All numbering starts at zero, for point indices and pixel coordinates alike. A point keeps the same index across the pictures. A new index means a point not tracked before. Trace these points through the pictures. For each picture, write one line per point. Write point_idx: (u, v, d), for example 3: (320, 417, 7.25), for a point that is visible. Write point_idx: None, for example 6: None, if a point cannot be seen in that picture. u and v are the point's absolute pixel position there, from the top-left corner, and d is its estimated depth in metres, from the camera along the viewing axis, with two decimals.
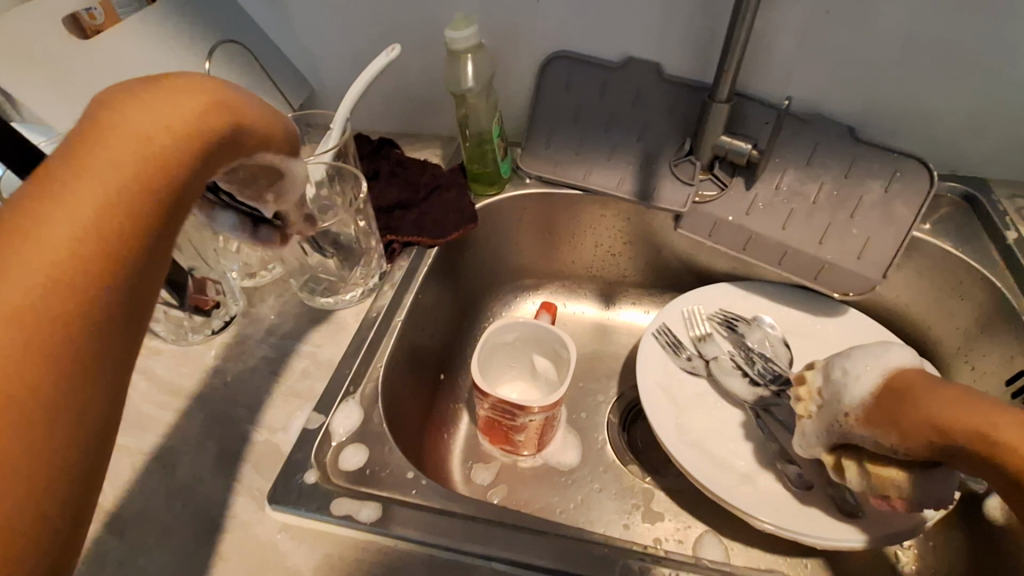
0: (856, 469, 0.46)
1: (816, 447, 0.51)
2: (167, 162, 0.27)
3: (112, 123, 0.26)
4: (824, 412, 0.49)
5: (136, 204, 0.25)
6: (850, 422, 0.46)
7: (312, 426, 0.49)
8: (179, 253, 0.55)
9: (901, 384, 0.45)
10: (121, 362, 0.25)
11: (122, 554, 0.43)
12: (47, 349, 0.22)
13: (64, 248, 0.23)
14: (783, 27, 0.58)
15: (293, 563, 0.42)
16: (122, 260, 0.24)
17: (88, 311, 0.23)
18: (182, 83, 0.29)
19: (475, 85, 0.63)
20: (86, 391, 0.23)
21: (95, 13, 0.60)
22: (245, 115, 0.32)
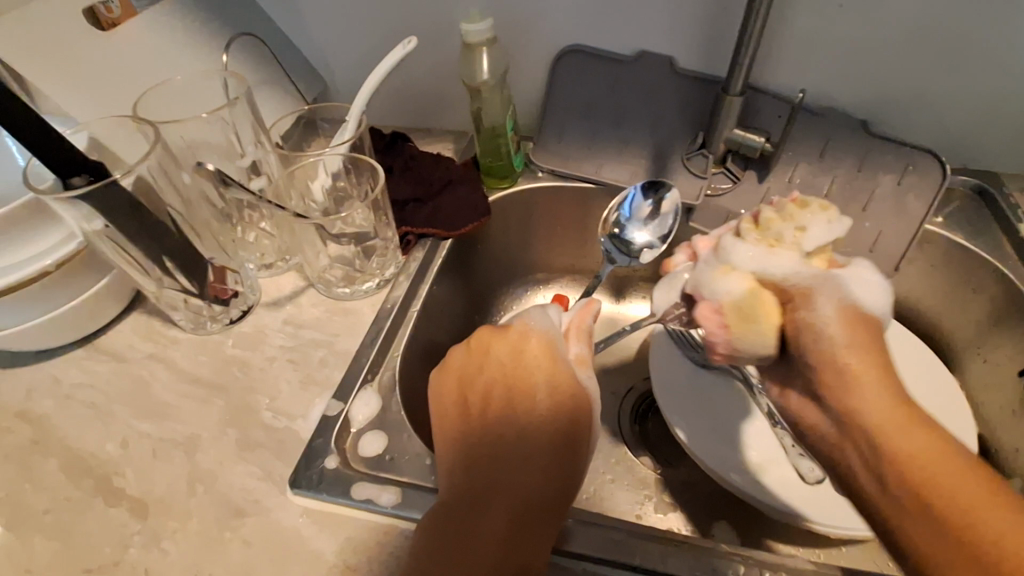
0: (748, 281, 0.44)
1: (724, 258, 0.46)
2: (515, 390, 0.45)
3: (518, 395, 0.45)
4: (784, 260, 0.44)
5: (478, 400, 0.46)
6: (808, 291, 0.42)
7: (331, 413, 0.50)
8: (199, 243, 0.57)
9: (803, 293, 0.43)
10: (546, 481, 0.42)
11: (146, 537, 0.44)
12: (475, 457, 0.43)
13: (482, 420, 0.45)
14: (796, 22, 0.59)
15: (316, 547, 0.43)
16: (504, 419, 0.44)
17: (542, 427, 0.44)
18: (515, 346, 0.47)
19: (489, 78, 0.64)
20: (543, 485, 0.42)
21: (111, 7, 0.59)
22: (530, 372, 0.45)
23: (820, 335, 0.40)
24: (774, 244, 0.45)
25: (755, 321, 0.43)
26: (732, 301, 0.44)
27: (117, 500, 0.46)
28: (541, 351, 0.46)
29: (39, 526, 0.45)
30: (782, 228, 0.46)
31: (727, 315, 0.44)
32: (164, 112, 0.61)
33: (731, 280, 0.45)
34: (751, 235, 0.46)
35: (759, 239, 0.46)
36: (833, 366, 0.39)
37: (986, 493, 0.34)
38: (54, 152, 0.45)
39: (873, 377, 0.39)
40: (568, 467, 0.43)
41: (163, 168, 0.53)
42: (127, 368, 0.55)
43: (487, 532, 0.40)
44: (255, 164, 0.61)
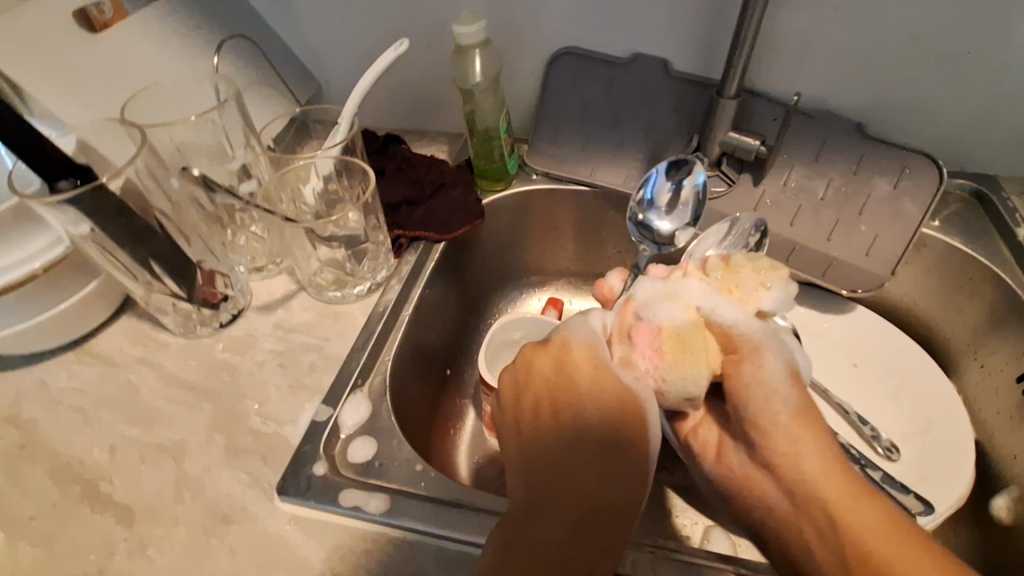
0: (687, 309, 0.42)
1: (675, 292, 0.43)
2: (561, 400, 0.41)
3: (562, 405, 0.41)
4: (737, 310, 0.41)
5: (527, 410, 0.42)
6: (755, 348, 0.39)
7: (321, 419, 0.49)
8: (188, 246, 0.56)
9: (741, 343, 0.40)
10: (606, 493, 0.39)
11: (131, 544, 0.44)
12: (526, 473, 0.41)
13: (531, 431, 0.42)
14: (791, 25, 0.58)
15: (303, 555, 0.42)
16: (555, 431, 0.41)
17: (595, 436, 0.40)
18: (557, 353, 0.43)
19: (481, 82, 0.63)
20: (602, 499, 0.39)
21: (103, 8, 0.58)
22: (575, 379, 0.41)
23: (773, 397, 0.38)
24: (729, 290, 0.44)
25: (691, 352, 0.39)
26: (682, 334, 0.40)
27: (103, 506, 0.46)
28: (585, 360, 0.41)
29: (24, 533, 0.45)
30: (736, 282, 0.44)
31: (665, 341, 0.40)
32: (154, 114, 0.60)
33: (674, 306, 0.41)
34: (716, 272, 0.45)
35: (721, 278, 0.45)
36: (762, 427, 0.38)
37: (920, 554, 0.33)
38: (42, 157, 0.45)
39: (810, 447, 0.38)
40: (631, 471, 0.39)
41: (151, 172, 0.52)
42: (115, 373, 0.55)
43: (550, 553, 0.38)
44: (245, 167, 0.60)
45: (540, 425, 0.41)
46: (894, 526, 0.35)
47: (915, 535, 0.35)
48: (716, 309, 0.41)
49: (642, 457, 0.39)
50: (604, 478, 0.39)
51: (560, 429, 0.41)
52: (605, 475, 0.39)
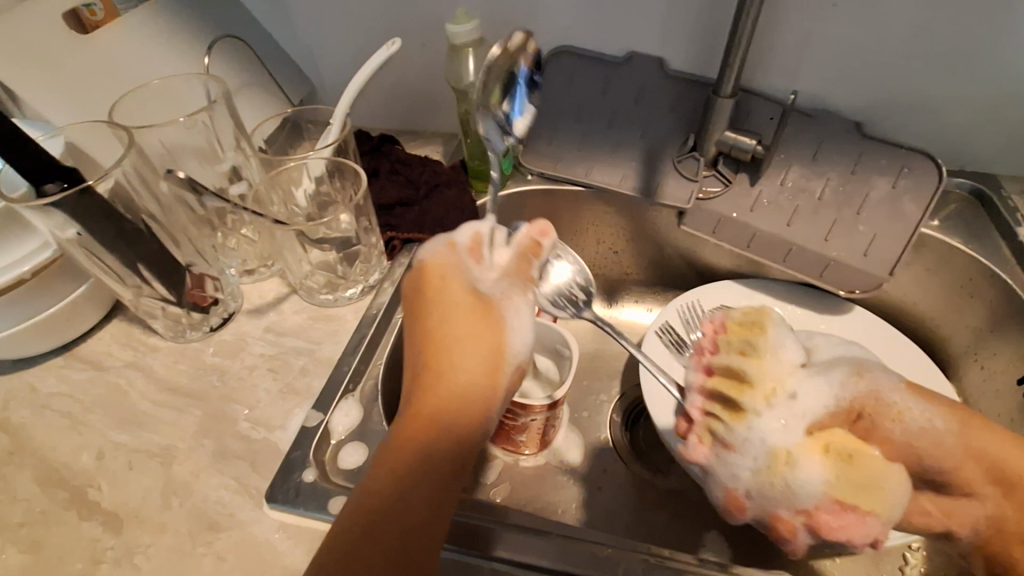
0: (823, 465, 0.44)
1: (773, 441, 0.46)
2: (450, 363, 0.44)
3: (444, 363, 0.44)
4: (814, 394, 0.48)
5: (418, 379, 0.44)
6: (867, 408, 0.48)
7: (311, 424, 0.49)
8: (177, 249, 0.56)
9: (859, 408, 0.48)
10: (459, 462, 0.41)
11: (118, 552, 0.43)
12: (406, 439, 0.40)
13: (421, 396, 0.43)
14: (788, 23, 0.58)
15: (291, 562, 0.42)
16: (433, 396, 0.42)
17: (472, 399, 0.43)
18: (457, 308, 0.47)
19: (476, 80, 0.63)
20: (455, 465, 0.40)
21: (94, 9, 0.58)
22: (460, 337, 0.46)
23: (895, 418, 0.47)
24: (774, 391, 0.48)
25: (853, 452, 0.45)
26: (834, 444, 0.45)
27: (89, 513, 0.45)
28: (462, 288, 0.49)
29: (12, 540, 0.44)
30: (773, 367, 0.50)
31: (845, 496, 0.43)
32: (144, 115, 0.60)
33: (789, 427, 0.47)
34: (759, 404, 0.48)
35: (765, 403, 0.48)
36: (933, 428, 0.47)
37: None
38: (27, 159, 0.44)
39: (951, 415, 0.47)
40: (489, 402, 0.44)
41: (140, 175, 0.52)
42: (104, 377, 0.54)
43: (412, 512, 0.37)
44: (234, 168, 0.60)
45: (423, 384, 0.44)
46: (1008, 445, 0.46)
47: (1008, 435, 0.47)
48: (806, 410, 0.47)
49: (502, 388, 0.45)
50: (469, 402, 0.43)
51: (438, 390, 0.43)
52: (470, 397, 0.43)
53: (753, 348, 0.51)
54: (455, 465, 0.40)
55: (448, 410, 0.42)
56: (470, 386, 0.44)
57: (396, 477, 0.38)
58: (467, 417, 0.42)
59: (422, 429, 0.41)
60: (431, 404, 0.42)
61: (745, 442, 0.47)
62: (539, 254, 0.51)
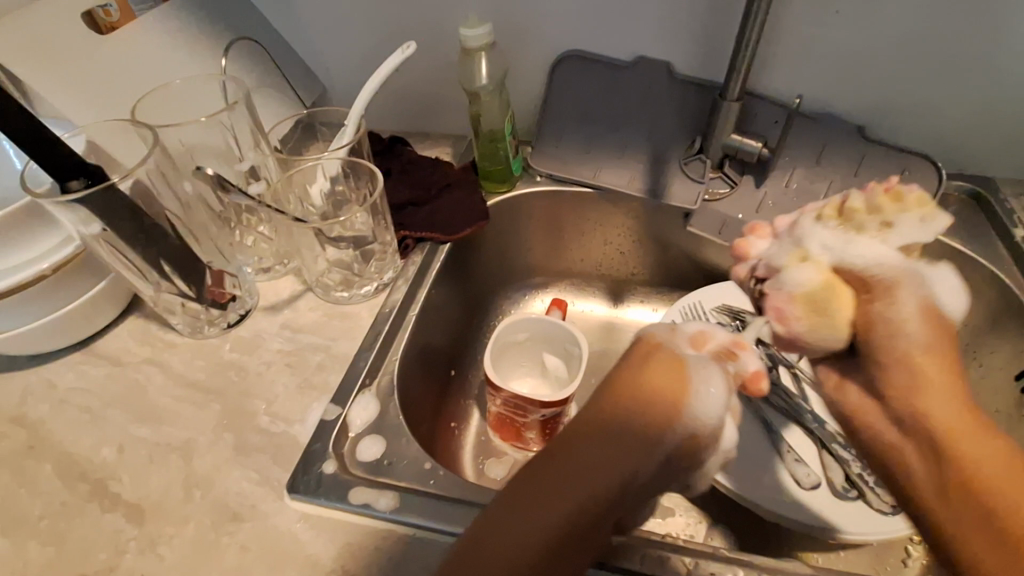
0: (819, 267, 0.42)
1: (802, 245, 0.44)
2: (625, 401, 0.39)
3: (619, 400, 0.39)
4: (867, 248, 0.42)
5: (605, 406, 0.40)
6: (899, 281, 0.41)
7: (329, 418, 0.50)
8: (196, 246, 0.57)
9: (877, 289, 0.41)
10: (585, 509, 0.37)
11: (142, 543, 0.44)
12: (550, 457, 0.39)
13: (595, 421, 0.39)
14: (793, 28, 0.59)
15: (313, 552, 0.42)
16: (591, 425, 0.39)
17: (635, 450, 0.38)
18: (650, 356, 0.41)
19: (488, 83, 0.64)
20: (575, 513, 0.37)
21: (110, 10, 0.59)
22: (654, 389, 0.39)
23: (908, 329, 0.40)
24: (855, 233, 0.44)
25: (828, 313, 0.41)
26: (811, 334, 0.42)
27: (113, 505, 0.46)
28: (670, 360, 0.41)
29: (35, 531, 0.45)
30: (862, 227, 0.44)
31: (800, 303, 0.41)
32: (162, 115, 0.60)
33: (805, 268, 0.42)
34: (831, 221, 0.45)
35: (839, 226, 0.45)
36: (898, 361, 0.40)
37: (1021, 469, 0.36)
38: (54, 156, 0.45)
39: (939, 376, 0.39)
40: (635, 470, 0.38)
41: (163, 173, 0.53)
42: (123, 373, 0.55)
43: (525, 538, 0.36)
44: (253, 169, 0.60)
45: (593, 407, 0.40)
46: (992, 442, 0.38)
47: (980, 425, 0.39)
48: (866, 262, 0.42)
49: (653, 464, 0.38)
50: (621, 458, 0.38)
51: (602, 425, 0.39)
52: (625, 446, 0.38)
53: (900, 201, 0.47)
54: (575, 509, 0.37)
55: (599, 449, 0.38)
56: (623, 432, 0.38)
57: (527, 488, 0.38)
58: (623, 462, 0.38)
59: (560, 455, 0.38)
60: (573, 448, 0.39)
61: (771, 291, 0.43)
62: (736, 361, 0.42)
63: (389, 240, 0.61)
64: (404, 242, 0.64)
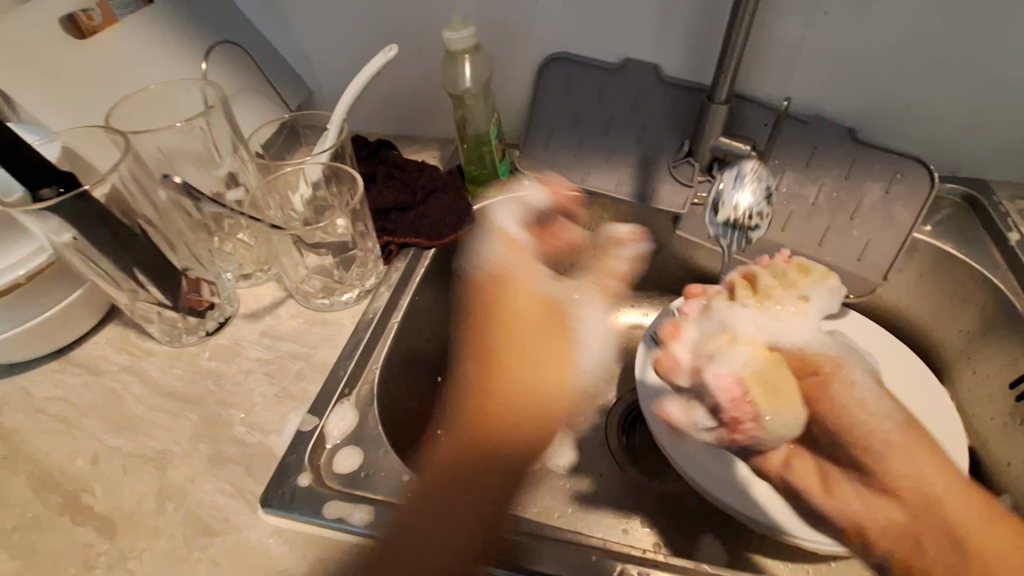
0: (755, 347, 0.47)
1: (730, 325, 0.49)
2: None
3: None
4: (791, 328, 0.49)
5: None
6: (839, 367, 0.46)
7: (306, 428, 0.49)
8: (173, 254, 0.56)
9: (817, 367, 0.46)
10: None
11: (112, 557, 0.43)
12: None
13: None
14: (781, 29, 0.58)
15: (285, 567, 0.42)
16: None
17: None
18: None
19: (472, 86, 0.63)
20: None
21: (92, 14, 0.58)
22: None
23: (869, 414, 0.43)
24: (771, 308, 0.51)
25: (786, 396, 0.44)
26: (787, 406, 0.44)
27: (83, 518, 0.45)
28: None
29: (4, 544, 0.44)
30: (780, 307, 0.51)
31: (759, 389, 0.44)
32: (142, 120, 0.60)
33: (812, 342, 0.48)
34: (749, 299, 0.51)
35: (757, 304, 0.51)
36: (855, 435, 0.43)
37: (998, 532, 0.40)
38: (22, 163, 0.44)
39: (924, 466, 0.41)
40: None
41: (138, 183, 0.53)
42: (99, 381, 0.54)
43: None
44: (232, 174, 0.60)
45: None
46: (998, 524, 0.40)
47: (985, 509, 0.41)
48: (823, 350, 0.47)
49: None
50: None
51: None
52: None
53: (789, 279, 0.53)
54: None
55: None
56: None
57: None
58: None
59: None
60: None
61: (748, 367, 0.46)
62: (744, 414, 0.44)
63: (372, 246, 0.60)
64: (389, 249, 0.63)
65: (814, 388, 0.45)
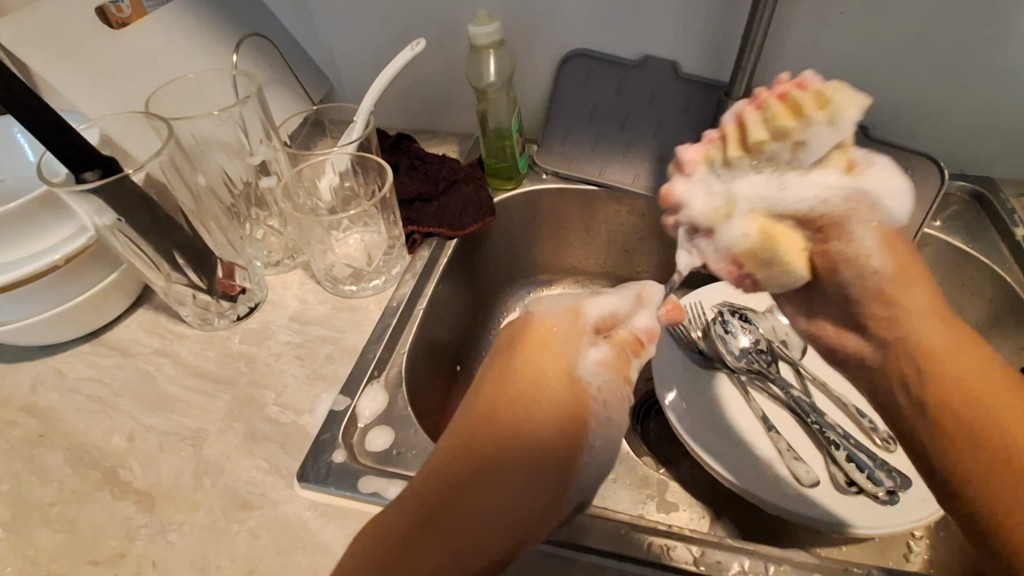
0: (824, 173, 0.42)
1: (731, 196, 0.42)
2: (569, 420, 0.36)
3: (530, 349, 0.38)
4: (806, 187, 0.41)
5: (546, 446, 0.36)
6: (848, 214, 0.42)
7: (338, 408, 0.50)
8: (209, 240, 0.57)
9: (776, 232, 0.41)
10: (485, 530, 0.35)
11: (153, 529, 0.44)
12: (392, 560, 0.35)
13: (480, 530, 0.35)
14: (797, 29, 0.60)
15: (322, 539, 0.43)
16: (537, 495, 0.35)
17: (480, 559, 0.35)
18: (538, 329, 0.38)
19: (496, 80, 0.65)
20: (445, 547, 0.35)
21: (121, 6, 0.61)
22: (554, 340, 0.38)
23: (865, 255, 0.42)
24: (786, 170, 0.42)
25: (774, 257, 0.42)
26: (765, 281, 0.43)
27: (123, 492, 0.46)
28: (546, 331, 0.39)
29: (46, 517, 0.46)
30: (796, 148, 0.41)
31: (747, 252, 0.42)
32: (173, 109, 0.61)
33: (738, 223, 0.42)
34: (757, 161, 0.42)
35: (770, 166, 0.42)
36: (880, 296, 0.42)
37: (1002, 386, 0.38)
38: (68, 145, 0.45)
39: (920, 306, 0.41)
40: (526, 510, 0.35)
41: (178, 168, 0.54)
42: (132, 363, 0.56)
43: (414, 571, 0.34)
44: (265, 163, 0.61)
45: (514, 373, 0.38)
46: (963, 346, 0.40)
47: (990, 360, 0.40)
48: (775, 202, 0.41)
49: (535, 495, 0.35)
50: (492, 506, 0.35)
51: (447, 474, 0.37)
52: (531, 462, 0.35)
53: (804, 108, 0.40)
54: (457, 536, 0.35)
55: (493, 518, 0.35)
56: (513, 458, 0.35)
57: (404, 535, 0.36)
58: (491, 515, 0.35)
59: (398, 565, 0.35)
60: (482, 460, 0.36)
61: (677, 181, 0.44)
62: (642, 353, 0.39)
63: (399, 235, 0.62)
64: (412, 239, 0.65)
65: (829, 229, 0.42)
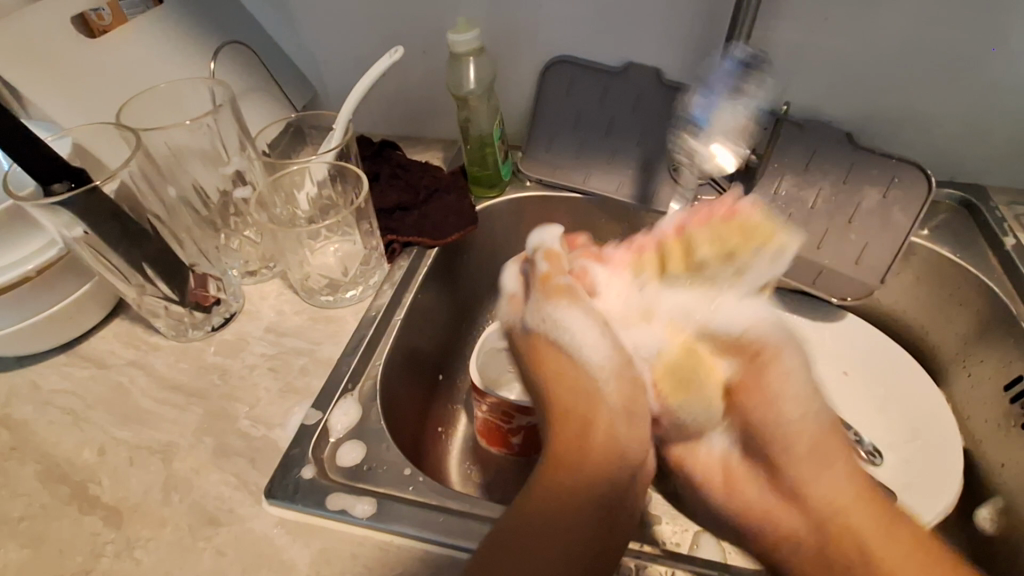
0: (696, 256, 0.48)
1: (652, 305, 0.50)
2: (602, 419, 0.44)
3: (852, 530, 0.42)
4: (734, 308, 0.47)
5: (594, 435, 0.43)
6: (777, 351, 0.46)
7: (310, 422, 0.49)
8: (181, 251, 0.58)
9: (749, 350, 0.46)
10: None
11: (118, 545, 0.44)
12: None
13: None
14: (781, 35, 0.59)
15: (289, 557, 0.42)
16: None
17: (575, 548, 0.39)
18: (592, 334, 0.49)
19: (475, 88, 0.64)
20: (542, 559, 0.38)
21: (103, 14, 0.59)
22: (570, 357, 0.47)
23: (792, 394, 0.45)
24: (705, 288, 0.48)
25: (692, 381, 0.48)
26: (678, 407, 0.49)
27: (91, 507, 0.46)
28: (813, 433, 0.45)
29: (13, 533, 0.45)
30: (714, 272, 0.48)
31: (667, 378, 0.48)
32: (149, 118, 0.61)
33: (651, 332, 0.49)
34: (682, 276, 0.49)
35: (691, 282, 0.48)
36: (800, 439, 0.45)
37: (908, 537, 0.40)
38: (37, 159, 0.45)
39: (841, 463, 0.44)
40: None
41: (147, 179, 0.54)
42: (106, 374, 0.55)
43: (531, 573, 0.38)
44: (239, 172, 0.62)
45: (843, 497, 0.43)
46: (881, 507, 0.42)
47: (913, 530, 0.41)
48: (704, 321, 0.47)
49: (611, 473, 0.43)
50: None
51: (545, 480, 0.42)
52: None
53: (750, 236, 0.47)
54: None
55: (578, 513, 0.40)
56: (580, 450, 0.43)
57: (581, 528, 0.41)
58: None
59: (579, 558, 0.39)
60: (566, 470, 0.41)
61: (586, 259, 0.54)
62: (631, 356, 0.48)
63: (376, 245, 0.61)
64: (392, 248, 0.64)
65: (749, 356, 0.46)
